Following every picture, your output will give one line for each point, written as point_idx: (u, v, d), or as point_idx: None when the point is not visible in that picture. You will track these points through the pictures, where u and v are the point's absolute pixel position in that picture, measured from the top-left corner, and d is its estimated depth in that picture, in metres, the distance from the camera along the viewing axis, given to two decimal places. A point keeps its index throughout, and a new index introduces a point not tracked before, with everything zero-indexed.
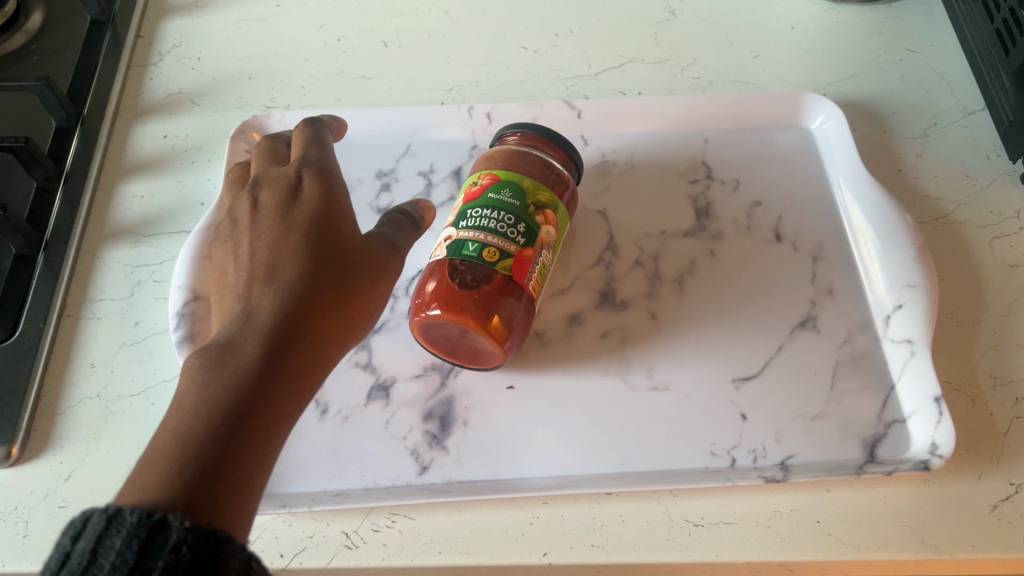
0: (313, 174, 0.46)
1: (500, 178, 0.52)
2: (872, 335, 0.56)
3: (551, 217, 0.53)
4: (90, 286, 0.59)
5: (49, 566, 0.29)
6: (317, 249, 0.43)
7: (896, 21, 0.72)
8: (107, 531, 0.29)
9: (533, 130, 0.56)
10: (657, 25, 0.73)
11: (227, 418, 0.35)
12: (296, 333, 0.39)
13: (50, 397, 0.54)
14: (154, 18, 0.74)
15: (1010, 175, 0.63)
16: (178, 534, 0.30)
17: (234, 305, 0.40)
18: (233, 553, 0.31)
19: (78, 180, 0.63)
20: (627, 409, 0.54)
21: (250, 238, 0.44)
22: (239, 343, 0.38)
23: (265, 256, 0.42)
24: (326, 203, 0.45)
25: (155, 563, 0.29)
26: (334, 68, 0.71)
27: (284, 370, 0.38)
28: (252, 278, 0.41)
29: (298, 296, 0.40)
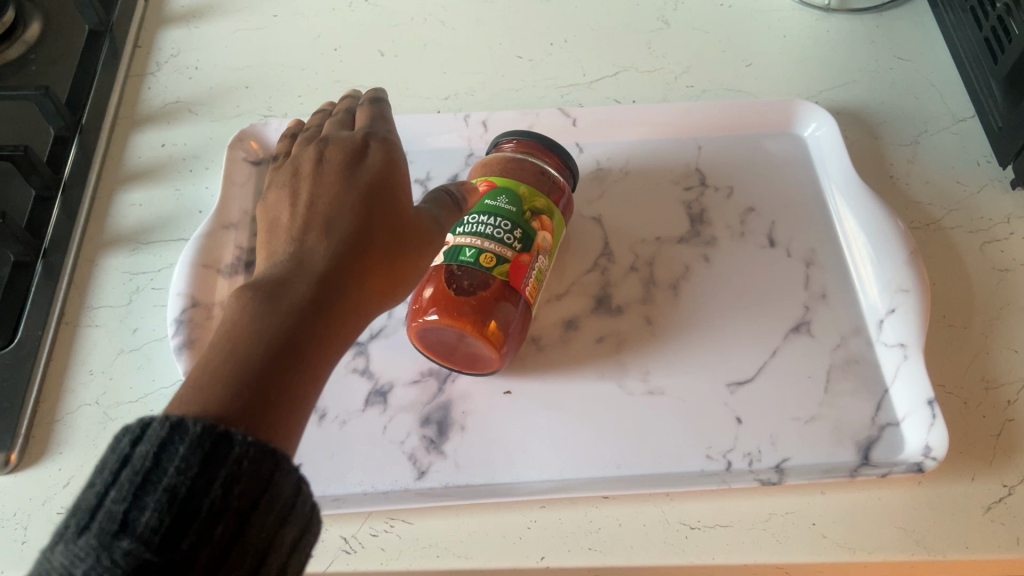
0: (379, 140, 0.47)
1: (497, 186, 0.53)
2: (865, 339, 0.57)
3: (548, 223, 0.53)
4: (88, 293, 0.60)
5: (106, 465, 0.29)
6: (376, 206, 0.43)
7: (886, 29, 0.73)
8: (172, 438, 0.29)
9: (529, 138, 0.56)
10: (650, 34, 0.74)
11: (278, 349, 0.34)
12: (347, 282, 0.39)
13: (50, 402, 0.54)
14: (152, 28, 0.75)
15: (1000, 181, 0.64)
16: (241, 447, 0.30)
17: (290, 246, 0.40)
18: (287, 473, 0.31)
19: (76, 190, 0.63)
20: (623, 412, 0.54)
21: (314, 186, 0.44)
22: (291, 280, 0.37)
23: (328, 203, 0.42)
24: (389, 166, 0.45)
25: (220, 473, 0.29)
26: (330, 77, 0.71)
27: (334, 313, 0.37)
28: (309, 222, 0.41)
29: (353, 247, 0.40)
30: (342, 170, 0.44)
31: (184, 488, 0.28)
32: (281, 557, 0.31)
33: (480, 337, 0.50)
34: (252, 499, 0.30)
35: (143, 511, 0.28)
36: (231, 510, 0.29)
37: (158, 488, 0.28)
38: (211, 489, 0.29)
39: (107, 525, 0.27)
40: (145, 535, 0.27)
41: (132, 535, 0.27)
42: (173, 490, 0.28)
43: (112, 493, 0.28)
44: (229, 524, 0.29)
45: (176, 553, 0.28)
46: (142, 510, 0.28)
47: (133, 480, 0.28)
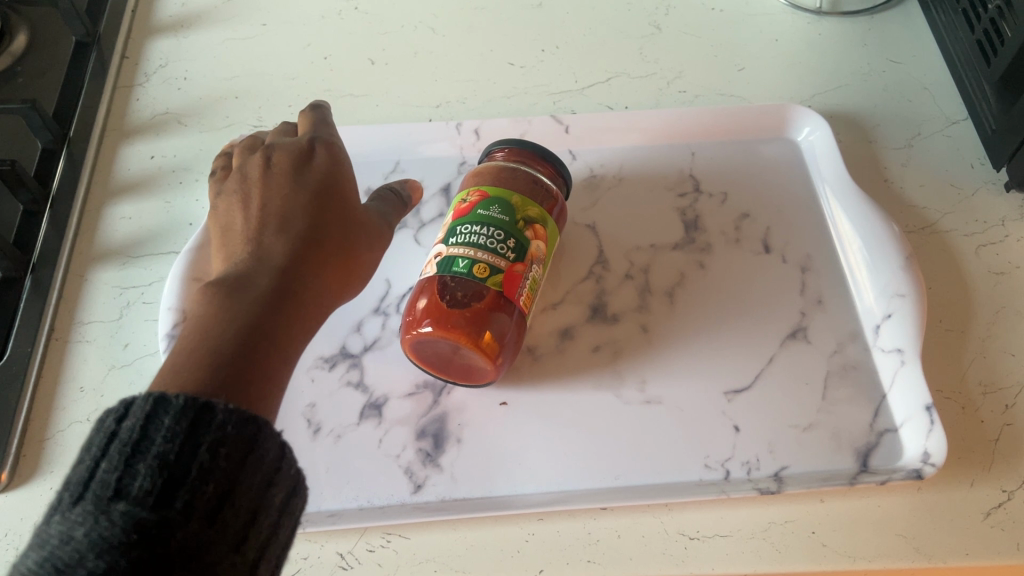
0: (323, 145, 0.50)
1: (489, 195, 0.52)
2: (862, 344, 0.57)
3: (541, 231, 0.53)
4: (78, 308, 0.59)
5: (94, 444, 0.30)
6: (322, 205, 0.46)
7: (878, 32, 0.73)
8: (155, 412, 0.31)
9: (520, 146, 0.56)
10: (642, 40, 0.74)
11: (247, 327, 0.37)
12: (306, 270, 0.42)
13: (40, 420, 0.54)
14: (139, 39, 0.74)
15: (995, 183, 0.64)
16: (223, 415, 0.32)
17: (247, 248, 0.43)
18: (269, 436, 0.33)
19: (65, 204, 0.62)
20: (621, 422, 0.54)
21: (263, 191, 0.46)
22: (253, 278, 0.40)
23: (278, 207, 0.45)
24: (335, 168, 0.48)
25: (204, 438, 0.31)
26: (321, 86, 0.71)
27: (296, 295, 0.40)
28: (264, 223, 0.44)
29: (308, 241, 0.44)
30: (289, 174, 0.47)
31: (172, 453, 0.30)
32: (270, 518, 0.33)
33: (476, 348, 0.49)
34: (238, 461, 0.32)
35: (134, 477, 0.29)
36: (219, 471, 0.31)
37: (147, 456, 0.30)
38: (198, 453, 0.31)
39: (101, 493, 0.29)
40: (139, 498, 0.29)
41: (126, 499, 0.29)
42: (163, 456, 0.30)
43: (103, 465, 0.30)
44: (218, 485, 0.31)
45: (170, 510, 0.29)
46: (133, 476, 0.29)
47: (123, 451, 0.30)
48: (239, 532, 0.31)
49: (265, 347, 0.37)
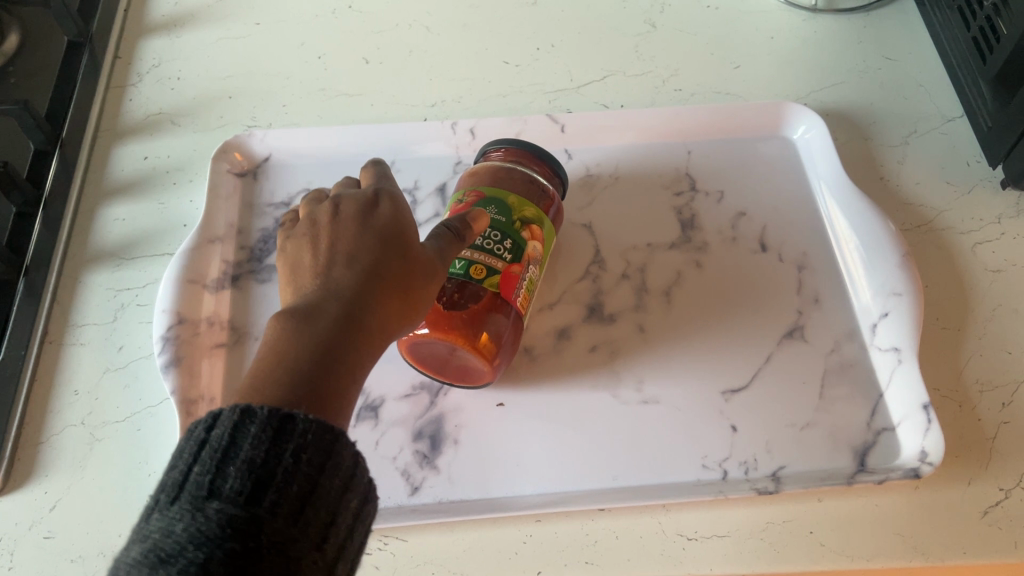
0: (389, 197, 0.45)
1: (486, 196, 0.52)
2: (859, 343, 0.57)
3: (538, 232, 0.53)
4: (72, 311, 0.58)
5: (186, 452, 0.32)
6: (394, 243, 0.42)
7: (874, 29, 0.73)
8: (242, 420, 0.32)
9: (517, 145, 0.56)
10: (637, 38, 0.73)
11: (316, 363, 0.35)
12: (373, 305, 0.39)
13: (35, 423, 0.54)
14: (132, 38, 0.74)
15: (991, 181, 0.64)
16: (303, 424, 0.32)
17: (312, 291, 0.39)
18: (346, 445, 0.34)
19: (58, 205, 0.62)
20: (619, 423, 0.54)
21: (333, 227, 0.42)
22: (316, 322, 0.37)
23: (348, 244, 0.41)
24: (398, 218, 0.43)
25: (288, 445, 0.31)
26: (315, 85, 0.71)
27: (365, 337, 0.38)
28: (332, 264, 0.40)
29: (377, 279, 0.40)
30: (359, 211, 0.43)
31: (260, 458, 0.31)
32: (347, 522, 0.33)
33: (475, 351, 0.49)
34: (318, 465, 0.32)
35: (226, 479, 0.30)
36: (301, 474, 0.31)
37: (237, 460, 0.31)
38: (283, 458, 0.31)
39: (195, 493, 0.30)
40: (231, 497, 0.30)
41: (220, 498, 0.30)
42: (251, 461, 0.31)
43: (197, 469, 0.31)
44: (301, 487, 0.31)
45: (259, 508, 0.30)
46: (225, 477, 0.30)
47: (214, 456, 0.31)
48: (321, 532, 0.32)
49: (333, 381, 0.35)
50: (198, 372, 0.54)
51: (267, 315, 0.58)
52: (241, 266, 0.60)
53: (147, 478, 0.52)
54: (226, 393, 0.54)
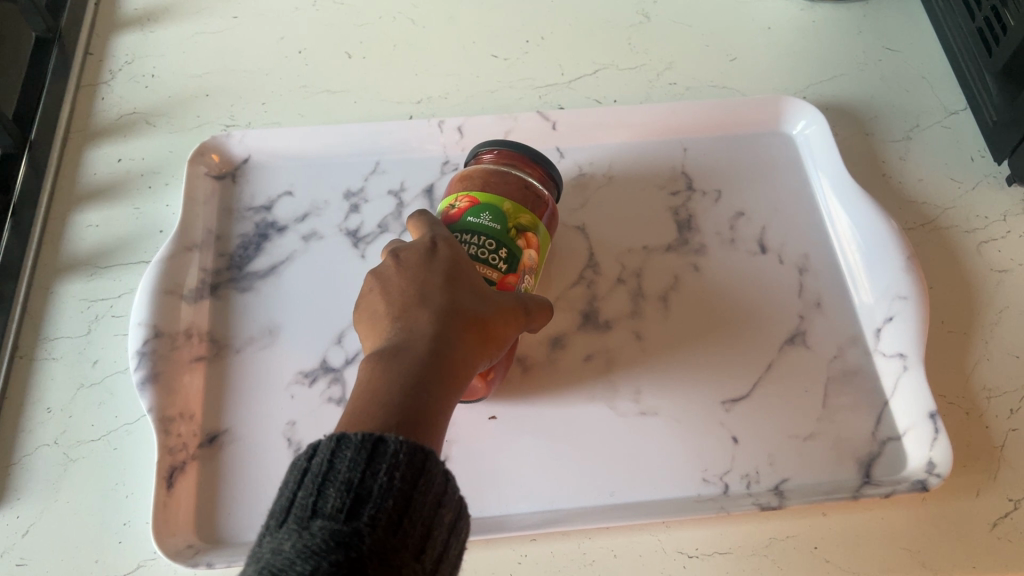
0: (447, 239, 0.44)
1: (479, 202, 0.49)
2: (863, 348, 0.55)
3: (534, 241, 0.50)
4: (43, 323, 0.56)
5: (290, 479, 0.31)
6: (465, 282, 0.42)
7: (874, 19, 0.71)
8: (339, 444, 0.31)
9: (512, 147, 0.53)
10: (629, 30, 0.71)
11: (409, 396, 0.34)
12: (456, 337, 0.38)
13: (6, 442, 0.51)
14: (103, 33, 0.71)
15: (995, 177, 0.62)
16: (395, 445, 0.31)
17: (393, 332, 0.39)
18: (437, 462, 0.32)
19: (27, 211, 0.59)
20: (616, 436, 0.52)
21: (401, 273, 0.42)
22: (402, 356, 0.36)
23: (420, 284, 0.41)
24: (462, 264, 0.43)
25: (381, 465, 0.30)
26: (296, 82, 0.68)
27: (455, 370, 0.37)
28: (406, 305, 0.40)
29: (455, 314, 0.39)
30: (424, 255, 0.43)
31: (356, 478, 0.30)
32: (442, 536, 0.32)
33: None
34: (412, 483, 0.31)
35: (326, 498, 0.30)
36: (396, 491, 0.30)
37: (336, 482, 0.30)
38: (378, 476, 0.30)
39: (301, 516, 0.30)
40: (333, 516, 0.29)
41: (323, 516, 0.29)
42: (349, 481, 0.30)
43: (300, 493, 0.30)
44: (397, 503, 0.30)
45: (360, 524, 0.29)
46: (325, 497, 0.30)
47: (315, 480, 0.30)
48: (418, 547, 0.30)
49: (428, 412, 0.34)
50: (177, 388, 0.52)
51: (248, 325, 0.55)
52: (221, 274, 0.58)
53: (125, 500, 0.49)
54: (206, 409, 0.52)
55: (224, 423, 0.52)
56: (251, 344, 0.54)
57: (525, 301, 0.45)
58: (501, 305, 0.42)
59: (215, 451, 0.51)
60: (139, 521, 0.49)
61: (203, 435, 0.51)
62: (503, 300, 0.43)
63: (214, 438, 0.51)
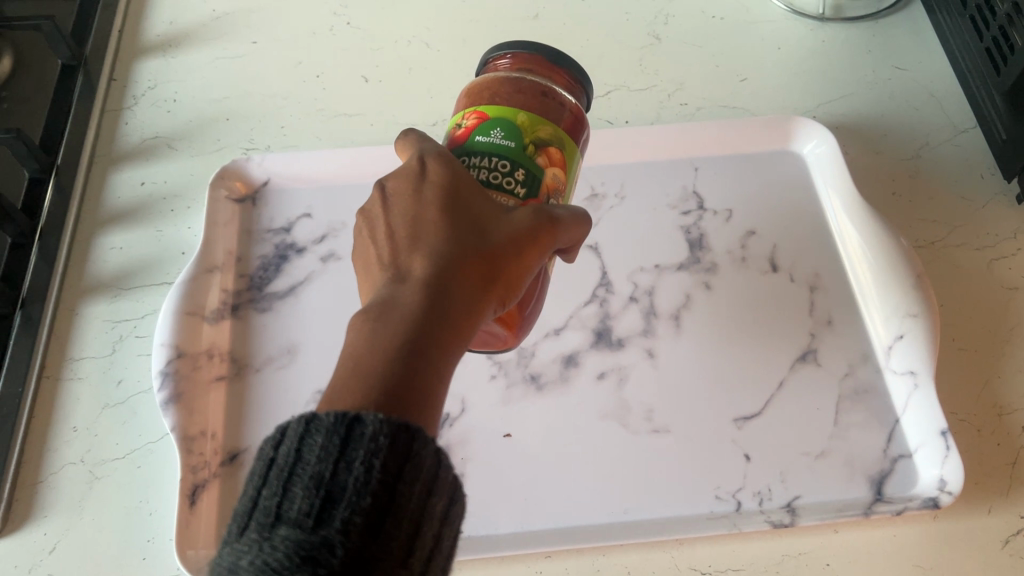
0: (436, 156, 0.40)
1: (488, 117, 0.42)
2: (874, 366, 0.55)
3: (557, 155, 0.43)
4: (69, 344, 0.57)
5: (256, 471, 0.30)
6: (464, 214, 0.38)
7: (883, 39, 0.71)
8: (308, 430, 0.30)
9: (528, 48, 0.46)
10: (642, 51, 0.72)
11: (400, 358, 0.32)
12: (454, 282, 0.36)
13: (33, 462, 0.53)
14: (127, 59, 0.73)
15: (1006, 194, 0.62)
16: (373, 427, 0.29)
17: (385, 278, 0.36)
18: (424, 443, 0.30)
19: (54, 234, 0.61)
20: (629, 453, 0.53)
21: (392, 209, 0.39)
22: (392, 310, 0.34)
23: (411, 225, 0.38)
24: (457, 186, 0.39)
25: (357, 454, 0.29)
26: (314, 106, 0.69)
27: (453, 325, 0.35)
28: (398, 247, 0.37)
29: (452, 255, 0.36)
30: (415, 186, 0.39)
31: (327, 472, 0.29)
32: (429, 526, 0.30)
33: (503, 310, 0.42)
34: (394, 473, 0.29)
35: (293, 501, 0.28)
36: (374, 485, 0.29)
37: (304, 476, 0.29)
38: (352, 469, 0.29)
39: (266, 520, 0.29)
40: (300, 520, 0.28)
41: (288, 522, 0.28)
42: (318, 477, 0.29)
43: (266, 492, 0.29)
44: (375, 499, 0.29)
45: (331, 527, 0.28)
46: (292, 499, 0.29)
47: (281, 476, 0.29)
48: (403, 545, 0.29)
49: (421, 373, 0.33)
50: (199, 408, 0.53)
51: (268, 346, 0.57)
52: (240, 294, 0.59)
53: (149, 517, 0.51)
54: (227, 427, 0.53)
55: (245, 441, 0.53)
56: (271, 363, 0.56)
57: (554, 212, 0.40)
58: (510, 234, 0.38)
59: (235, 469, 0.52)
60: (163, 537, 0.50)
61: (224, 453, 0.52)
62: (513, 224, 0.39)
63: (235, 455, 0.52)
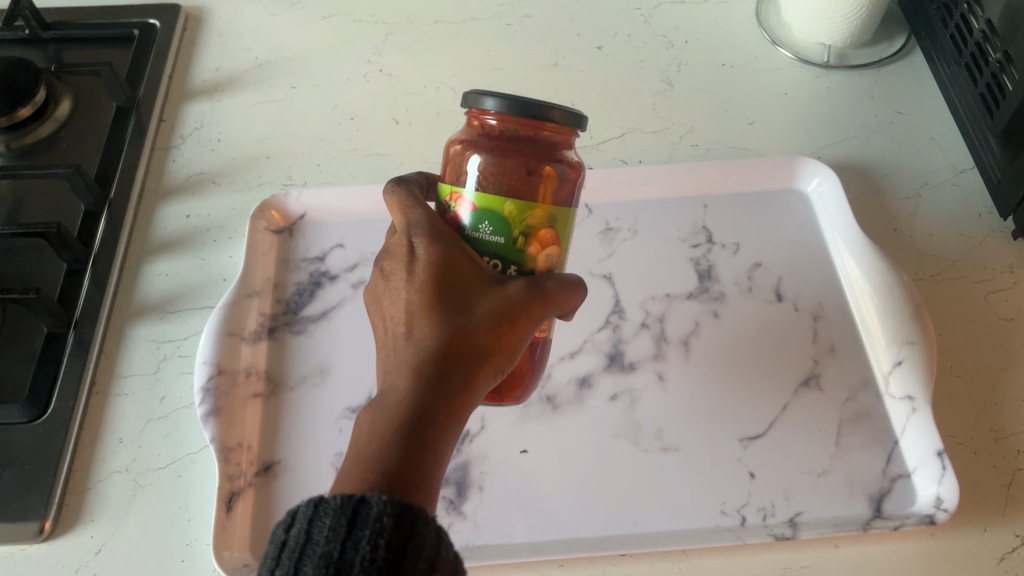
0: (423, 232, 0.43)
1: (476, 207, 0.43)
2: (874, 392, 0.58)
3: (547, 236, 0.44)
4: (117, 362, 0.61)
5: (269, 555, 0.33)
6: (451, 296, 0.41)
7: (885, 86, 0.75)
8: (316, 513, 0.33)
9: (510, 111, 0.42)
10: (655, 96, 0.76)
11: (402, 445, 0.36)
12: (449, 368, 0.39)
13: (81, 471, 0.56)
14: (176, 102, 0.78)
15: (1003, 231, 0.66)
16: (378, 507, 0.33)
17: (389, 368, 0.40)
18: (426, 523, 0.34)
19: (106, 261, 0.65)
20: (639, 470, 0.55)
21: (390, 292, 0.43)
22: (393, 404, 0.38)
23: (406, 310, 0.41)
24: (444, 263, 0.42)
25: (362, 533, 0.32)
26: (348, 146, 0.74)
27: (446, 408, 0.39)
28: (398, 334, 0.41)
29: (445, 340, 0.40)
30: (406, 269, 0.42)
31: (336, 550, 0.32)
32: None
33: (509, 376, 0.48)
34: (399, 550, 0.32)
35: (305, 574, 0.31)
36: (380, 560, 0.32)
37: (313, 555, 0.32)
38: (359, 547, 0.32)
39: None
40: None
41: None
42: (327, 554, 0.32)
43: (278, 570, 0.32)
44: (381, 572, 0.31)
45: None
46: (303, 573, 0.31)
47: (292, 556, 0.32)
48: None
49: (422, 456, 0.37)
50: (236, 422, 0.57)
51: (301, 367, 0.61)
52: (277, 318, 0.63)
53: (187, 523, 0.54)
54: (262, 440, 0.57)
55: (278, 453, 0.57)
56: (304, 382, 0.60)
57: (542, 284, 0.43)
58: (496, 311, 0.41)
59: (269, 479, 0.55)
60: (200, 542, 0.53)
61: (260, 464, 0.56)
62: (499, 300, 0.42)
63: (269, 467, 0.56)
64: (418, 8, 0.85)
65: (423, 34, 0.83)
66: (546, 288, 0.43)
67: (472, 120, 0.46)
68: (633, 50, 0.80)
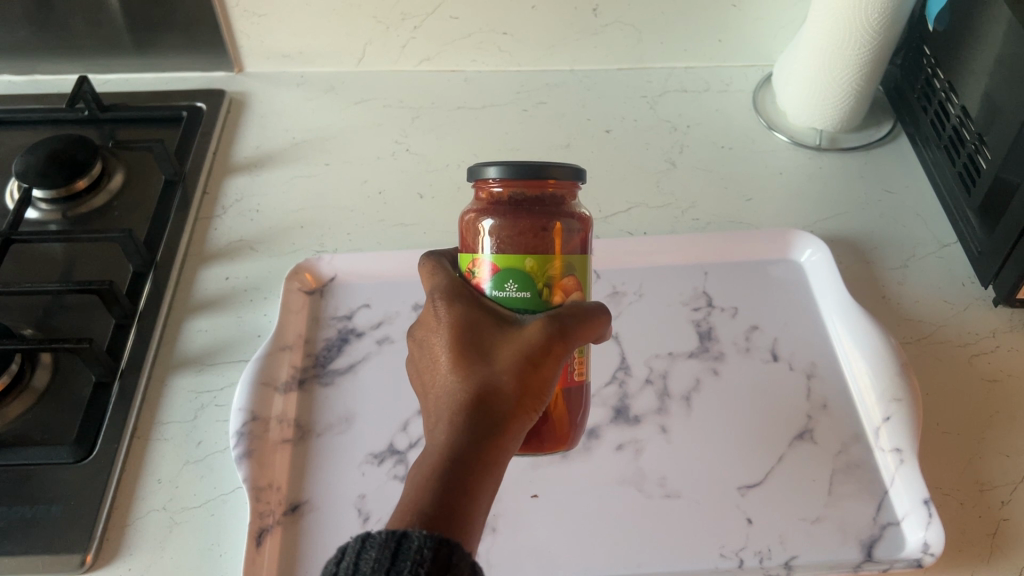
0: (445, 296, 0.48)
1: (499, 269, 0.48)
2: (864, 445, 0.62)
3: (568, 284, 0.49)
4: (158, 410, 0.66)
5: None
6: (474, 349, 0.46)
7: (872, 168, 0.82)
8: (363, 546, 0.36)
9: (515, 173, 0.48)
10: (659, 174, 0.83)
11: (444, 479, 0.40)
12: (483, 407, 0.43)
13: (122, 508, 0.60)
14: (219, 176, 0.85)
15: (984, 300, 0.70)
16: (420, 541, 0.36)
17: (433, 419, 0.44)
18: (463, 557, 0.37)
19: (152, 317, 0.71)
20: (643, 515, 0.59)
21: (425, 357, 0.48)
22: (435, 448, 0.42)
23: (440, 366, 0.46)
24: (465, 320, 0.47)
25: (406, 563, 0.35)
26: (376, 217, 0.80)
27: (485, 445, 0.42)
28: (439, 388, 0.46)
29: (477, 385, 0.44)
30: (435, 331, 0.47)
31: None
32: None
33: (552, 425, 0.51)
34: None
35: None
36: None
37: None
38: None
39: None
40: None
41: None
42: None
43: None
44: None
45: None
46: None
47: None
48: None
49: (463, 487, 0.40)
50: (267, 464, 0.62)
51: (328, 416, 0.66)
52: (307, 370, 0.69)
53: (220, 558, 0.57)
54: (291, 483, 0.61)
55: (306, 495, 0.61)
56: (330, 430, 0.64)
57: (559, 320, 0.46)
58: (519, 351, 0.45)
59: (296, 517, 0.59)
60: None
61: (287, 504, 0.60)
62: (518, 341, 0.46)
63: (296, 506, 0.60)
64: (441, 95, 0.93)
65: (447, 117, 0.90)
66: (562, 322, 0.46)
67: (481, 191, 0.51)
68: (640, 133, 0.87)
